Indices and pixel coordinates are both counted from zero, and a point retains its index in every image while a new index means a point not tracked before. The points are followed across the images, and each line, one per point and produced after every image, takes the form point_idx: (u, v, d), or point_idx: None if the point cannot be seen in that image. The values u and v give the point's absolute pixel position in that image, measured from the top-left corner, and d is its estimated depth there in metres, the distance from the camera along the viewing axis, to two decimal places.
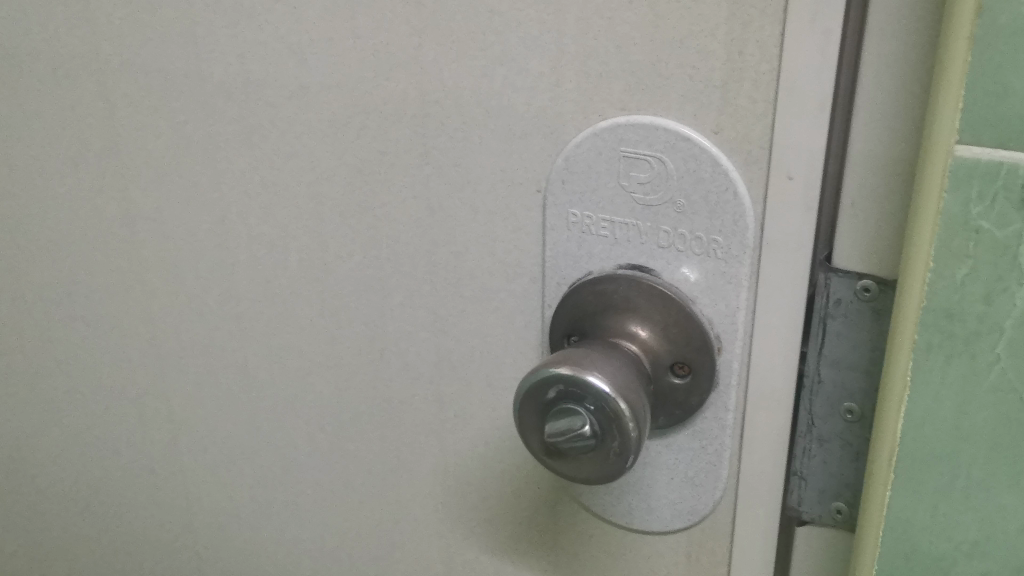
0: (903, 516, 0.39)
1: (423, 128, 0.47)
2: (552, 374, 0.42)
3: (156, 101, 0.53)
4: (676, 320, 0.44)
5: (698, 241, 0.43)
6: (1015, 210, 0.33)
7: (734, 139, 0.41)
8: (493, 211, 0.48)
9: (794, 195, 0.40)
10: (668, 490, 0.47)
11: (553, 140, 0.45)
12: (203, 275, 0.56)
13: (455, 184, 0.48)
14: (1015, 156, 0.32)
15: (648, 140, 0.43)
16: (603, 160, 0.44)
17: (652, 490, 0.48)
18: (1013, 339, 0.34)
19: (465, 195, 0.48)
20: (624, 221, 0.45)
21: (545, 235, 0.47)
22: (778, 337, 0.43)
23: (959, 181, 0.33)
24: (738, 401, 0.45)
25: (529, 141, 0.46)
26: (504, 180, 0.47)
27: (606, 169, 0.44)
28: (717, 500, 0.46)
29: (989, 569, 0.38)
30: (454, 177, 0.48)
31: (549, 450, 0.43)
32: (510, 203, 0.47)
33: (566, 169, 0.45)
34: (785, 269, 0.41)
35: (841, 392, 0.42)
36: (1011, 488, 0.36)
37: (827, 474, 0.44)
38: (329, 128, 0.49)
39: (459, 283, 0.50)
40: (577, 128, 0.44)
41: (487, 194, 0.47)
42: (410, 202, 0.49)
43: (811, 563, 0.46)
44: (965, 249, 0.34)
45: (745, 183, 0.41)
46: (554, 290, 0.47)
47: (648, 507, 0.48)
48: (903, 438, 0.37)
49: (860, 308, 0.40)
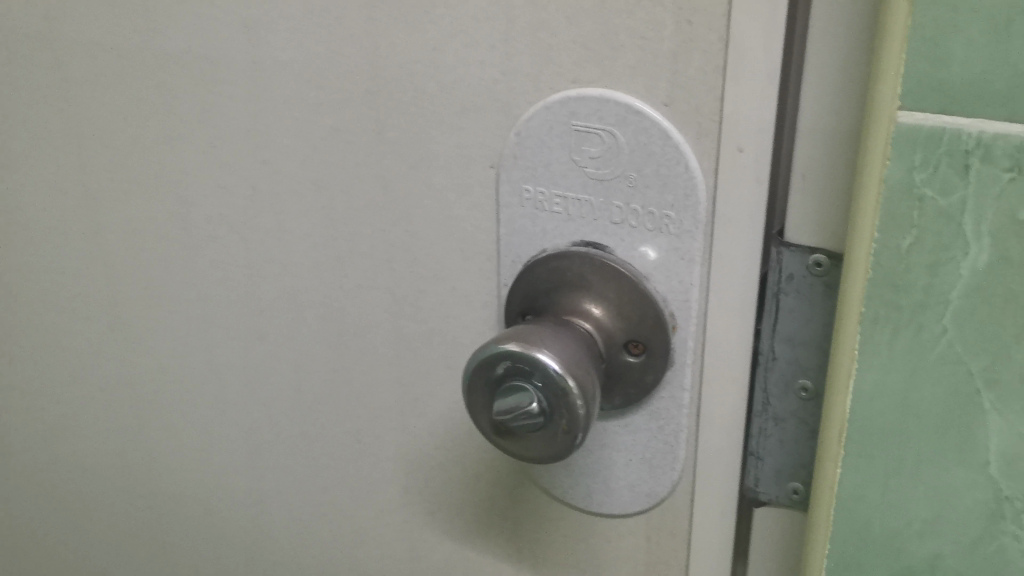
0: (854, 497, 0.37)
1: (376, 105, 0.46)
2: (499, 350, 0.40)
3: (112, 81, 0.52)
4: (629, 298, 0.43)
5: (650, 217, 0.41)
6: (959, 177, 0.31)
7: (687, 112, 0.39)
8: (446, 190, 0.46)
9: (745, 168, 0.39)
10: (626, 472, 0.46)
11: (505, 114, 0.43)
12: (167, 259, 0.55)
13: (409, 163, 0.46)
14: (958, 120, 0.31)
15: (598, 114, 0.41)
16: (554, 135, 0.42)
17: (610, 472, 0.47)
18: (959, 310, 0.33)
19: (419, 173, 0.46)
20: (578, 197, 0.43)
21: (499, 211, 0.45)
22: (732, 314, 0.41)
23: (902, 148, 0.32)
24: (693, 380, 0.43)
25: (481, 118, 0.44)
26: (457, 158, 0.45)
27: (557, 144, 0.42)
28: (674, 482, 0.45)
29: (942, 551, 0.37)
30: (408, 155, 0.46)
31: (498, 429, 0.41)
32: (464, 181, 0.45)
33: (518, 144, 0.43)
34: (738, 244, 0.40)
35: (796, 370, 0.41)
36: (961, 465, 0.35)
37: (783, 453, 0.43)
38: (282, 106, 0.48)
39: (414, 264, 0.48)
40: (528, 102, 0.42)
41: (440, 173, 0.46)
42: (364, 182, 0.47)
43: (770, 542, 0.45)
44: (908, 219, 0.32)
45: (697, 157, 0.40)
46: (510, 268, 0.46)
47: (607, 489, 0.47)
48: (852, 417, 0.36)
49: (813, 283, 0.39)
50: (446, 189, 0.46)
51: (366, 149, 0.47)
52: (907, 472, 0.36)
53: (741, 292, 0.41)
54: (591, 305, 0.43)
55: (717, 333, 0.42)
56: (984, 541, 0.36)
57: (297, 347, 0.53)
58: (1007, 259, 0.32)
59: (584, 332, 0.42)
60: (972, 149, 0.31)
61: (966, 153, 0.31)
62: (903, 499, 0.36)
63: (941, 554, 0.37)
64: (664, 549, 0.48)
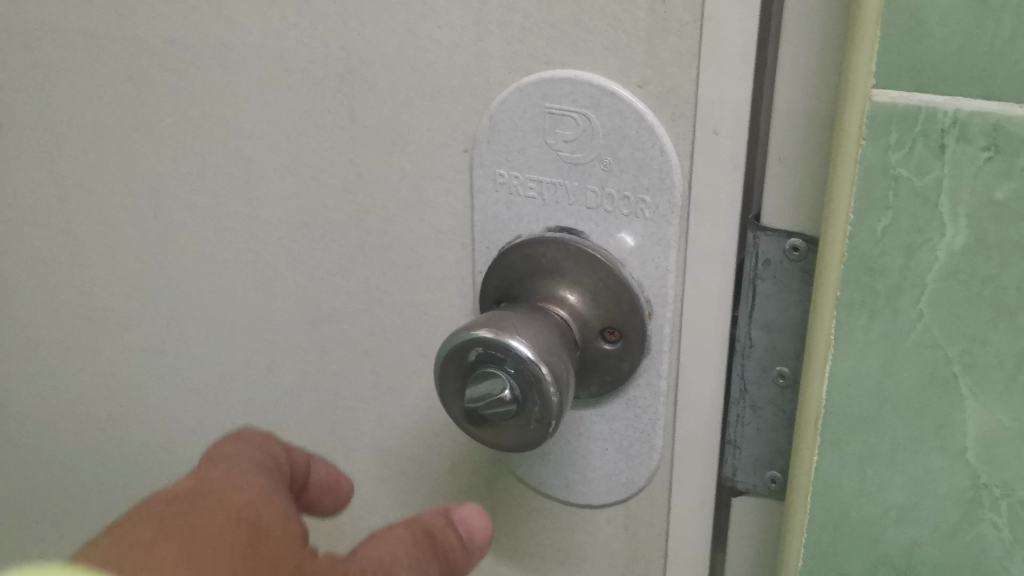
0: (831, 483, 0.37)
1: (347, 88, 0.45)
2: (472, 336, 0.39)
3: (81, 67, 0.51)
4: (605, 284, 0.42)
5: (625, 201, 0.41)
6: (935, 156, 0.31)
7: (661, 94, 0.38)
8: (419, 175, 0.45)
9: (720, 151, 0.38)
10: (603, 461, 0.46)
11: (478, 97, 0.42)
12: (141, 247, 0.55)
13: (381, 147, 0.45)
14: (933, 99, 0.30)
15: (572, 97, 0.40)
16: (527, 118, 0.41)
17: (587, 461, 0.46)
18: (935, 293, 0.32)
19: (391, 158, 0.45)
20: (552, 181, 0.42)
21: (472, 197, 0.44)
22: (709, 300, 0.41)
23: (876, 127, 0.31)
24: (670, 367, 0.43)
25: (454, 101, 0.43)
26: (430, 142, 0.44)
27: (530, 127, 0.41)
28: (651, 471, 0.45)
29: (920, 539, 0.36)
30: (379, 140, 0.45)
31: (470, 417, 0.40)
32: (437, 165, 0.44)
33: (491, 128, 0.42)
34: (714, 229, 0.39)
35: (774, 357, 0.40)
36: (938, 451, 0.34)
37: (761, 442, 0.42)
38: (253, 91, 0.47)
39: (388, 252, 0.47)
40: (501, 84, 0.41)
41: (412, 158, 0.45)
42: (336, 167, 0.47)
43: (749, 532, 0.44)
44: (884, 200, 0.32)
45: (672, 140, 0.39)
46: (484, 256, 0.45)
47: (584, 479, 0.47)
48: (829, 402, 0.35)
49: (790, 268, 0.38)
50: (418, 175, 0.45)
51: (338, 134, 0.46)
52: (885, 459, 0.35)
53: (717, 278, 0.40)
54: (568, 292, 0.42)
55: (694, 320, 0.41)
56: (962, 528, 0.35)
57: (272, 337, 0.52)
58: (983, 241, 0.31)
59: (558, 319, 0.41)
60: (948, 128, 0.30)
61: (941, 132, 0.30)
62: (881, 486, 0.36)
63: (919, 541, 0.36)
64: (643, 539, 0.47)
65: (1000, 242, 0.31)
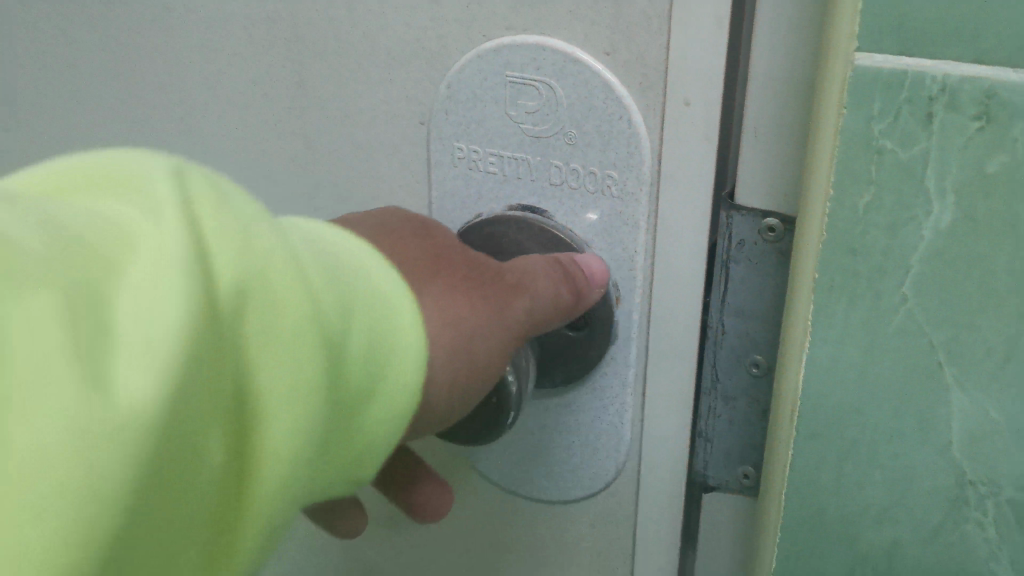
0: (807, 483, 0.34)
1: (298, 55, 0.42)
2: None
3: (51, 34, 0.50)
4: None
5: (592, 177, 0.38)
6: (922, 127, 0.28)
7: (629, 61, 0.36)
8: (373, 147, 0.43)
9: (691, 123, 0.35)
10: (567, 455, 0.43)
11: (436, 65, 0.39)
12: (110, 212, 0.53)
13: (333, 118, 0.43)
14: (920, 64, 0.28)
15: (534, 65, 0.37)
16: (487, 88, 0.38)
17: (551, 455, 0.44)
18: (920, 276, 0.30)
19: (345, 130, 0.43)
20: (514, 156, 0.39)
21: (431, 172, 0.42)
22: (681, 284, 0.38)
23: (859, 94, 0.28)
24: (639, 356, 0.40)
25: (409, 70, 0.40)
26: (386, 113, 0.41)
27: (490, 97, 0.39)
28: (620, 465, 0.42)
29: (901, 540, 0.34)
30: (332, 110, 0.43)
31: None
32: (394, 138, 0.42)
33: (450, 98, 0.39)
34: (686, 208, 0.36)
35: (748, 345, 0.38)
36: (922, 446, 0.32)
37: (734, 435, 0.39)
38: (208, 58, 0.45)
39: None
40: (459, 51, 0.39)
41: (367, 129, 0.42)
42: (290, 139, 0.45)
43: (721, 531, 0.42)
44: (866, 174, 0.29)
45: (641, 112, 0.36)
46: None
47: (548, 474, 0.44)
48: (805, 394, 0.33)
49: (766, 250, 0.36)
50: (376, 147, 0.43)
51: (295, 102, 0.44)
52: (865, 454, 0.33)
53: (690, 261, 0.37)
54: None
55: (664, 306, 0.39)
56: (946, 528, 0.33)
57: None
58: (973, 219, 0.29)
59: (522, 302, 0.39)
60: (937, 95, 0.28)
61: (929, 100, 0.28)
62: (859, 483, 0.33)
63: (900, 542, 0.34)
64: (609, 536, 0.45)
65: (990, 220, 0.28)
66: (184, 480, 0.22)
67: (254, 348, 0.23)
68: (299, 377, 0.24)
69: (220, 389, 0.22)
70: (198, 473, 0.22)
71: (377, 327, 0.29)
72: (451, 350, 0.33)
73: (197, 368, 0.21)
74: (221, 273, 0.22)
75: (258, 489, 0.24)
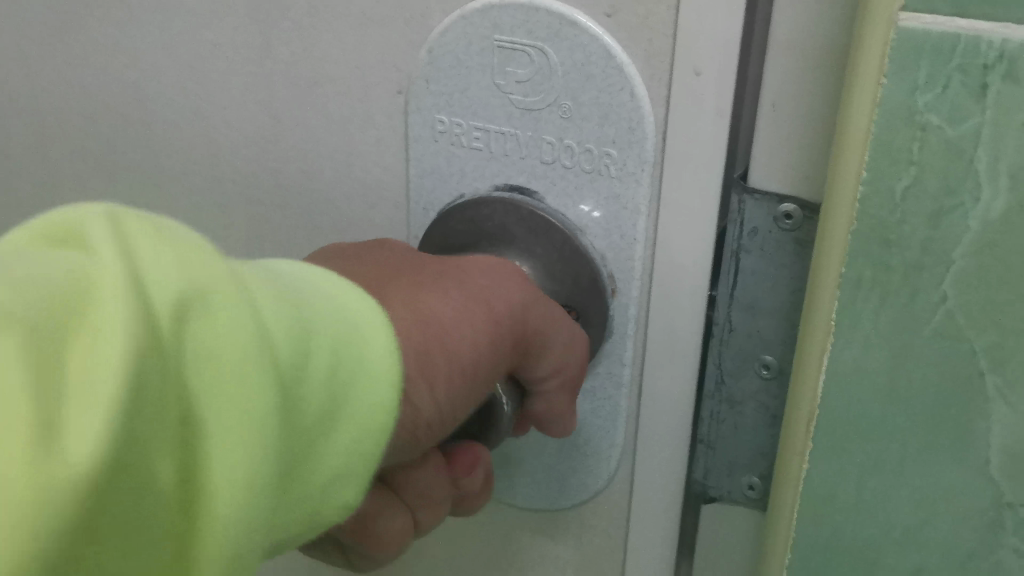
0: (821, 496, 0.31)
1: (262, 16, 0.39)
2: None
3: None
4: (560, 255, 0.36)
5: (587, 155, 0.34)
6: (974, 100, 0.24)
7: (634, 23, 0.32)
8: (341, 118, 0.39)
9: (700, 97, 0.31)
10: (555, 460, 0.40)
11: (415, 27, 0.36)
12: (66, 182, 0.50)
13: (297, 86, 0.39)
14: (975, 26, 0.24)
15: (525, 28, 0.33)
16: (472, 54, 0.34)
17: (538, 459, 0.41)
18: (963, 272, 0.26)
19: (311, 99, 0.39)
20: (501, 130, 0.35)
21: (408, 147, 0.38)
22: (684, 275, 0.34)
23: (902, 61, 0.25)
24: (636, 354, 0.37)
25: (385, 32, 0.36)
26: (358, 80, 0.38)
27: (476, 64, 0.35)
28: (612, 471, 0.39)
29: (924, 566, 0.30)
30: (296, 78, 0.39)
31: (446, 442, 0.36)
32: (366, 109, 0.38)
33: (430, 65, 0.35)
34: (691, 189, 0.32)
35: (757, 344, 0.34)
36: (956, 462, 0.28)
37: (738, 442, 0.36)
38: (166, 17, 0.41)
39: (309, 206, 0.42)
40: (441, 10, 0.35)
41: (335, 99, 0.39)
42: (253, 108, 0.41)
43: (720, 544, 0.38)
44: (907, 153, 0.25)
45: (645, 83, 0.32)
46: (421, 220, 0.39)
47: (534, 480, 0.41)
48: (825, 400, 0.29)
49: (780, 238, 0.32)
50: (346, 117, 0.39)
51: (259, 65, 0.40)
52: (890, 470, 0.29)
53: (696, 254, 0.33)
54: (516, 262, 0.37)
55: (664, 304, 0.35)
56: (978, 555, 0.29)
57: None
58: None
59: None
60: (994, 63, 0.24)
61: (984, 68, 0.24)
62: (882, 502, 0.30)
63: (924, 568, 0.30)
64: (598, 547, 0.41)
65: None
66: (132, 497, 0.20)
67: (190, 375, 0.21)
68: (241, 387, 0.21)
69: (156, 432, 0.20)
70: (146, 474, 0.20)
71: (351, 358, 0.26)
72: (417, 333, 0.30)
73: (134, 395, 0.19)
74: (155, 300, 0.20)
75: (210, 515, 0.21)
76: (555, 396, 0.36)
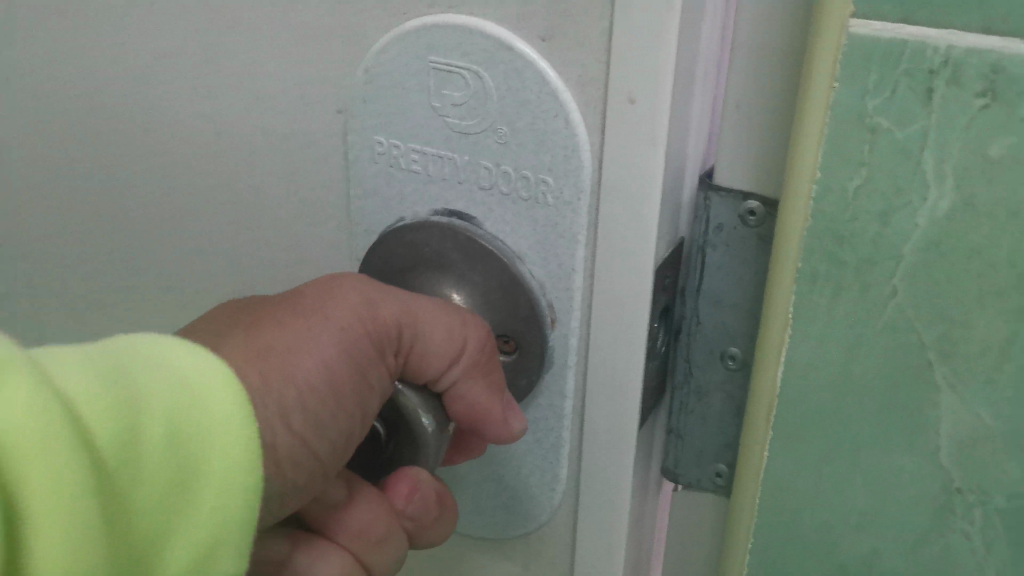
0: (782, 483, 0.32)
1: (206, 28, 0.39)
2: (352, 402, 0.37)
3: None
4: (499, 285, 0.36)
5: (524, 181, 0.33)
6: (921, 103, 0.25)
7: (567, 49, 0.31)
8: (282, 133, 0.39)
9: (634, 124, 0.30)
10: (499, 488, 0.39)
11: (354, 43, 0.35)
12: (25, 189, 0.50)
13: (241, 100, 0.39)
14: (922, 32, 0.25)
15: (461, 49, 0.32)
16: (410, 76, 0.34)
17: (483, 485, 0.40)
18: (912, 267, 0.27)
19: (254, 113, 0.39)
20: (439, 152, 0.35)
21: (349, 167, 0.38)
22: (619, 311, 0.33)
23: (853, 67, 0.26)
24: (577, 386, 0.36)
25: (325, 47, 0.36)
26: (297, 96, 0.38)
27: (412, 86, 0.34)
28: (553, 504, 0.38)
29: (880, 548, 0.32)
30: (239, 91, 0.39)
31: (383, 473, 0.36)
32: (307, 125, 0.38)
33: (368, 85, 0.35)
34: (626, 219, 0.31)
35: (723, 337, 0.35)
36: (908, 449, 0.30)
37: (705, 433, 0.37)
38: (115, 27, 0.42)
39: (254, 221, 0.42)
40: (377, 28, 0.34)
41: (276, 114, 0.38)
42: (202, 119, 0.41)
43: (689, 530, 0.39)
44: (858, 154, 0.27)
45: (580, 109, 0.31)
46: (363, 240, 0.39)
47: (479, 508, 0.40)
48: (783, 390, 0.30)
49: (745, 235, 0.33)
50: (286, 133, 0.39)
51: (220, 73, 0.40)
52: (846, 457, 0.31)
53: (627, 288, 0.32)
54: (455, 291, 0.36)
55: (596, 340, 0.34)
56: (931, 537, 0.31)
57: (159, 300, 0.48)
58: (971, 205, 0.26)
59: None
60: (939, 68, 0.25)
61: (930, 73, 0.25)
62: (841, 490, 0.31)
63: (881, 551, 0.32)
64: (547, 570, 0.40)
65: (991, 210, 0.26)
66: None
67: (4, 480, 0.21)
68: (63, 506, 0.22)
69: None
70: None
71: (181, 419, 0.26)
72: (262, 370, 0.31)
73: None
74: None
75: None
76: (469, 390, 0.35)
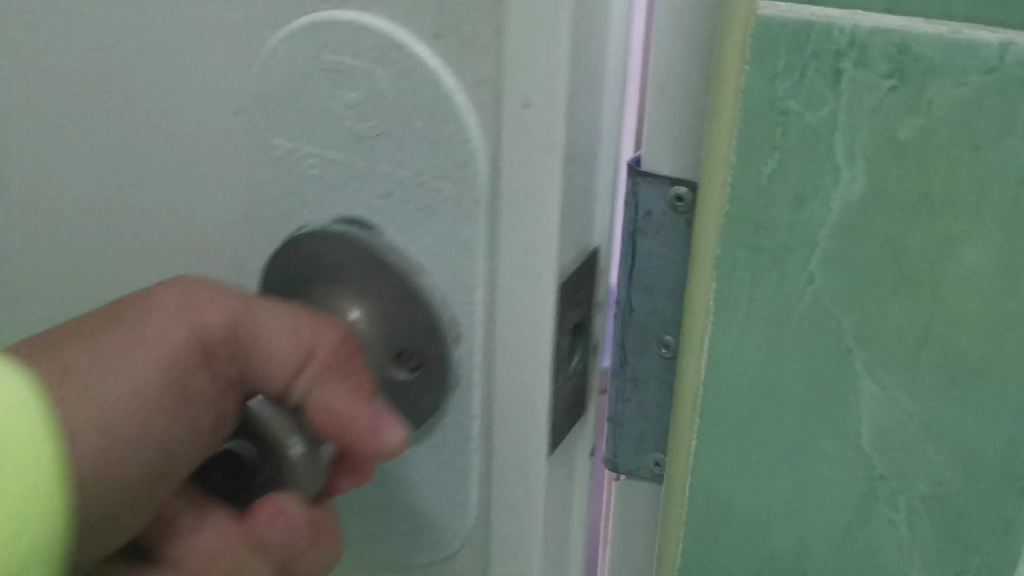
0: (709, 473, 0.32)
1: (109, 27, 0.38)
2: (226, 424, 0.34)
3: None
4: (397, 295, 0.34)
5: (421, 186, 0.33)
6: (829, 86, 0.25)
7: (473, 43, 0.30)
8: (186, 138, 0.38)
9: (543, 119, 0.29)
10: (405, 516, 0.38)
11: (259, 39, 0.34)
12: None
13: (145, 102, 0.38)
14: (828, 13, 0.25)
15: (355, 44, 0.32)
16: (316, 72, 0.33)
17: (391, 514, 0.38)
18: (827, 253, 0.27)
19: (159, 117, 0.38)
20: (338, 155, 0.34)
21: (254, 170, 0.36)
22: (521, 317, 0.32)
23: (761, 51, 0.25)
24: (483, 404, 0.35)
25: (229, 45, 0.35)
26: (202, 97, 0.36)
27: (315, 85, 0.33)
28: (464, 528, 0.37)
29: (807, 536, 0.31)
30: (144, 93, 0.38)
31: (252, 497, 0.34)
32: (210, 127, 0.37)
33: (275, 82, 0.34)
34: (523, 225, 0.31)
35: (657, 325, 0.35)
36: (830, 438, 0.29)
37: (643, 420, 0.37)
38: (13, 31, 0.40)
39: (156, 229, 0.40)
40: (284, 21, 0.33)
41: (181, 117, 0.37)
42: (101, 123, 0.40)
43: (627, 523, 0.39)
44: (770, 140, 0.26)
45: (475, 110, 0.31)
46: (267, 247, 0.37)
47: (386, 535, 0.39)
48: (707, 379, 0.30)
49: (676, 221, 0.33)
50: (192, 136, 0.38)
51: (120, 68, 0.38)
52: (771, 445, 0.30)
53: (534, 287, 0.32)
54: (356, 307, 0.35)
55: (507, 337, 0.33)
56: (855, 527, 0.30)
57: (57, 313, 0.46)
58: (883, 190, 0.26)
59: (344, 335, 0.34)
60: (845, 50, 0.25)
61: (837, 55, 0.25)
62: (764, 480, 0.31)
63: (808, 539, 0.31)
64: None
65: (902, 194, 0.26)
66: None
67: None
68: None
69: None
70: None
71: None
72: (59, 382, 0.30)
73: None
74: None
75: None
76: (329, 400, 0.33)
